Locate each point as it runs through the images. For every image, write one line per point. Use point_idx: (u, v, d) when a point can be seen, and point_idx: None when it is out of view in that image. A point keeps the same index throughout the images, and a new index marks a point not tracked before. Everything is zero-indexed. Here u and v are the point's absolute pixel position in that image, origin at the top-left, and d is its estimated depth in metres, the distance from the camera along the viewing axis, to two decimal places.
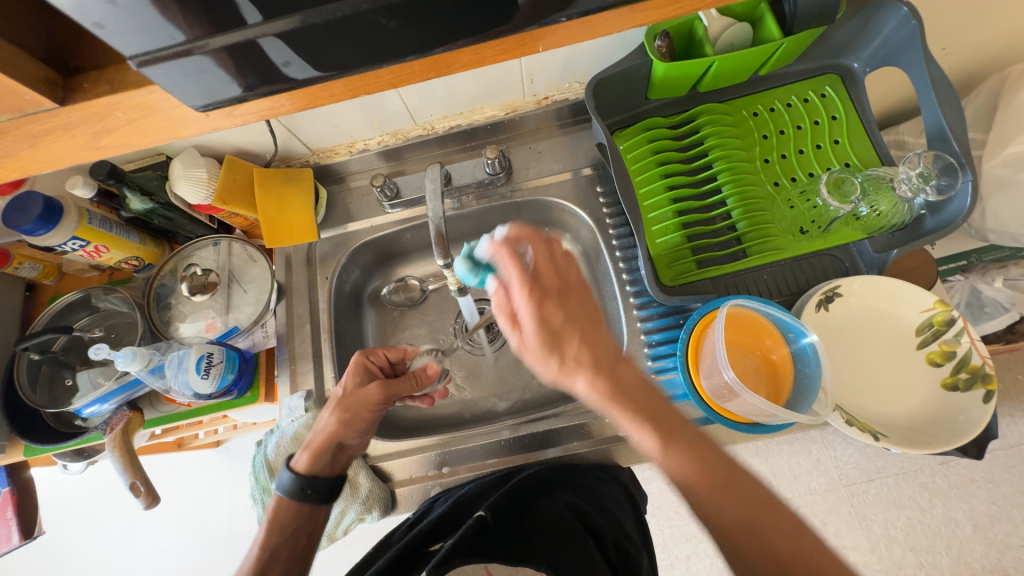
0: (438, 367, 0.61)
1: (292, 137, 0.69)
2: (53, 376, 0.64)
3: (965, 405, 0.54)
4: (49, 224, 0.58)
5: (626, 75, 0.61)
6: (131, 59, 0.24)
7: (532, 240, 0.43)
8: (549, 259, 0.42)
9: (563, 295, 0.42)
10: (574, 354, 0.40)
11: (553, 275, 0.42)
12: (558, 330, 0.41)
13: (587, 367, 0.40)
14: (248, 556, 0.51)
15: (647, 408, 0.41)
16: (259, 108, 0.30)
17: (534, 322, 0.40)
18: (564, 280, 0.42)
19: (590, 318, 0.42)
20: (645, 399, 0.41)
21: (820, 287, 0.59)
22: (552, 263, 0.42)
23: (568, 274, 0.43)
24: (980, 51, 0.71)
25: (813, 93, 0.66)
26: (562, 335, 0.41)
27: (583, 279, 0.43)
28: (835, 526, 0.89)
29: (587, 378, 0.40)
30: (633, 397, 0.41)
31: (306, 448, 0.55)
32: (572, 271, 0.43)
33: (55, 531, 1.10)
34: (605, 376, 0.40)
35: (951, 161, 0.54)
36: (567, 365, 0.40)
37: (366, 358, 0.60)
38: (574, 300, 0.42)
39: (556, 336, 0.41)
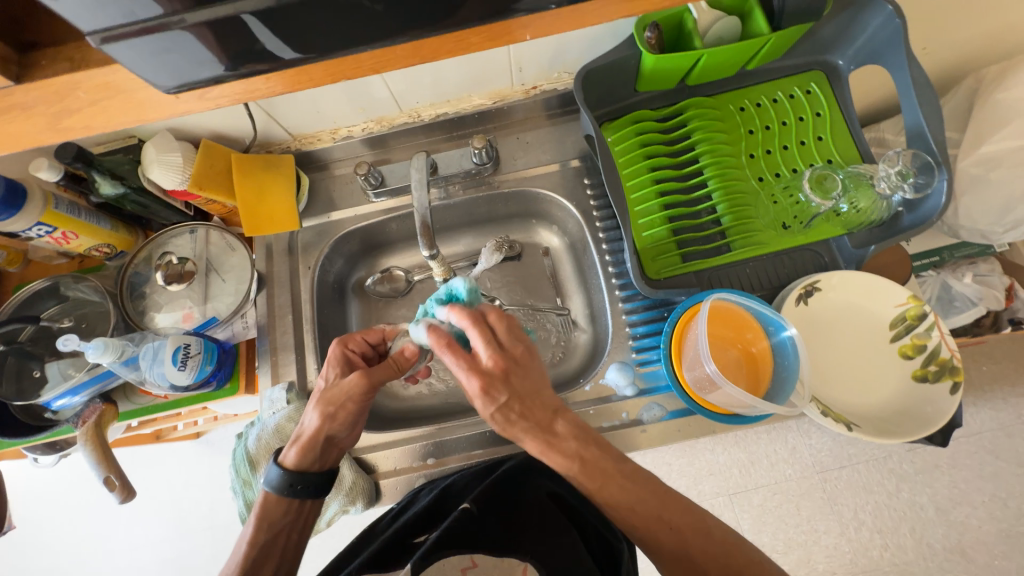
0: (416, 346, 0.56)
1: (272, 122, 0.67)
2: (19, 368, 0.61)
3: (933, 396, 0.56)
4: (12, 208, 0.55)
5: (615, 67, 0.61)
6: (92, 35, 0.23)
7: (474, 324, 0.45)
8: (489, 340, 0.44)
9: (509, 371, 0.44)
10: (516, 420, 0.44)
11: (499, 355, 0.44)
12: (504, 407, 0.43)
13: (527, 432, 0.44)
14: (235, 554, 0.51)
15: (584, 461, 0.43)
16: (234, 91, 0.29)
17: (478, 396, 0.43)
18: (508, 357, 0.44)
19: (529, 383, 0.44)
20: (583, 453, 0.43)
21: (800, 281, 0.60)
22: (497, 343, 0.45)
23: (511, 348, 0.45)
24: (959, 51, 0.73)
25: (799, 90, 0.67)
26: (506, 408, 0.43)
27: (528, 353, 0.46)
28: (808, 511, 0.93)
29: (529, 443, 0.44)
30: (572, 454, 0.43)
31: (292, 445, 0.54)
32: (515, 345, 0.45)
33: (27, 524, 1.07)
34: (545, 438, 0.43)
35: (928, 159, 0.55)
36: (508, 427, 0.44)
37: (344, 347, 0.58)
38: (517, 376, 0.44)
39: (499, 408, 0.43)
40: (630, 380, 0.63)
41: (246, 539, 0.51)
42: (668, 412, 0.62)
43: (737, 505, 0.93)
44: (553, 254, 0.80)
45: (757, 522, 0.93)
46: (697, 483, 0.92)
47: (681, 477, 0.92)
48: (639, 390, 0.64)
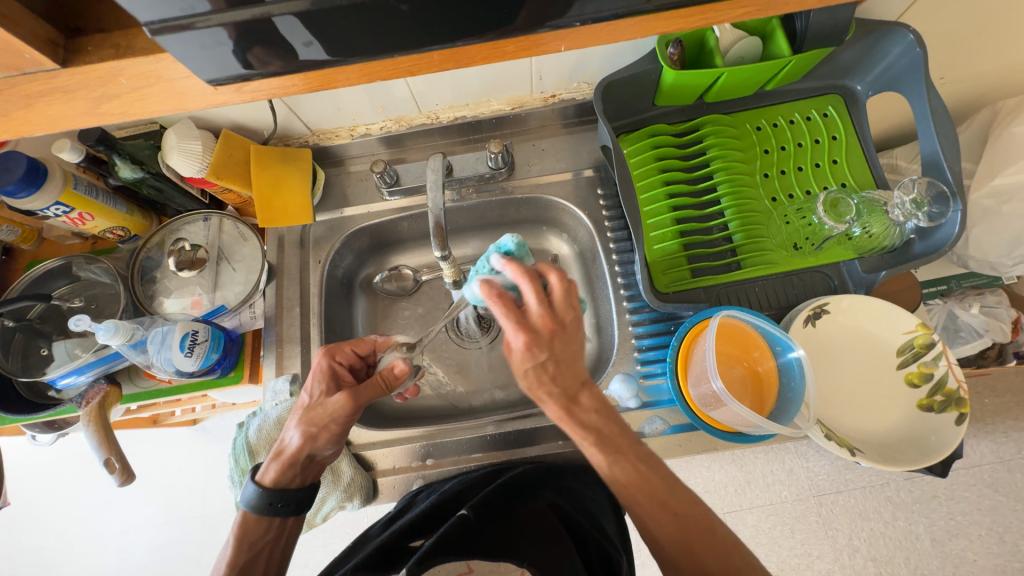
0: (407, 364, 0.56)
1: (292, 116, 0.68)
2: (27, 345, 0.62)
3: (938, 426, 0.55)
4: (32, 186, 0.56)
5: (635, 80, 0.61)
6: (147, 26, 0.23)
7: (529, 281, 0.44)
8: (542, 299, 0.44)
9: (554, 331, 0.44)
10: (546, 381, 0.44)
11: (548, 317, 0.44)
12: (539, 367, 0.43)
13: (552, 394, 0.44)
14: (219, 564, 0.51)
15: (598, 429, 0.44)
16: (268, 87, 0.29)
17: (521, 349, 0.43)
18: (557, 321, 0.44)
19: (567, 346, 0.44)
20: (606, 422, 0.44)
21: (809, 303, 0.60)
22: (549, 305, 0.44)
23: (563, 313, 0.45)
24: (977, 83, 0.73)
25: (816, 112, 0.67)
26: (541, 368, 0.43)
27: (577, 319, 0.45)
28: (802, 534, 0.92)
29: (553, 408, 0.44)
30: (590, 428, 0.44)
31: (273, 464, 0.53)
32: (568, 310, 0.45)
33: (20, 501, 1.07)
34: (568, 407, 0.44)
35: (944, 189, 0.56)
36: (537, 381, 0.44)
37: (332, 359, 0.58)
38: (560, 342, 0.44)
39: (539, 363, 0.43)
40: (635, 392, 0.63)
41: (224, 563, 0.51)
42: (670, 426, 0.62)
43: (731, 525, 0.93)
44: (562, 262, 0.80)
45: (750, 543, 0.92)
46: None
47: None
48: (641, 402, 0.64)
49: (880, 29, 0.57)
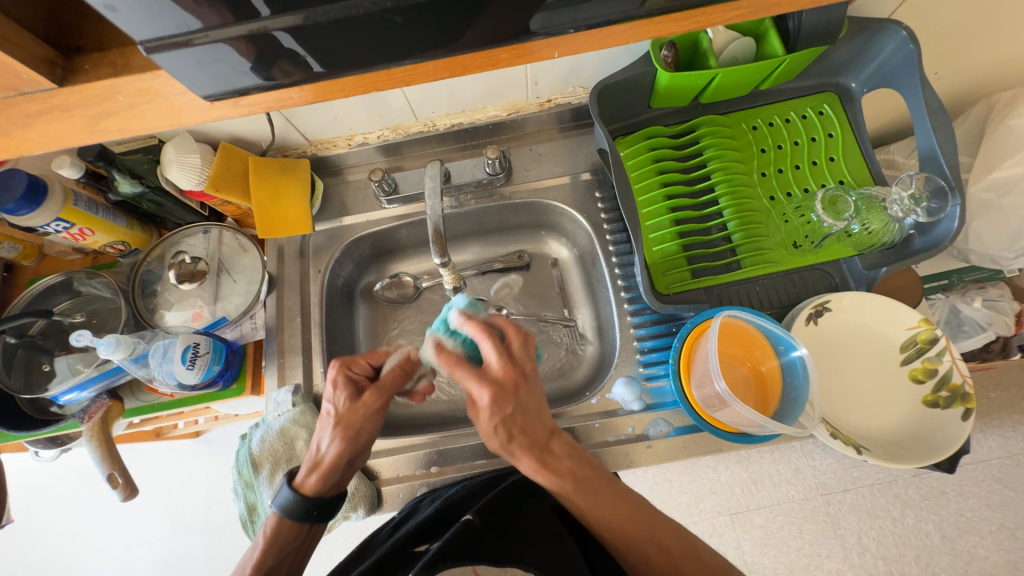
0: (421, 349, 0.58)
1: (290, 127, 0.68)
2: (29, 361, 0.62)
3: (944, 422, 0.55)
4: (33, 204, 0.56)
5: (630, 83, 0.61)
6: (144, 44, 0.23)
7: (484, 334, 0.45)
8: (503, 354, 0.45)
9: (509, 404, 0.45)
10: (513, 436, 0.46)
11: (511, 369, 0.45)
12: (508, 419, 0.45)
13: (527, 447, 0.46)
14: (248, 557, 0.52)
15: (575, 474, 0.46)
16: (266, 99, 0.29)
17: (488, 404, 0.44)
18: (519, 371, 0.46)
19: (530, 410, 0.46)
20: (576, 466, 0.47)
21: (810, 300, 0.60)
22: (511, 358, 0.46)
23: (519, 363, 0.47)
24: (972, 77, 0.73)
25: (812, 110, 0.67)
26: (510, 420, 0.45)
27: (536, 371, 0.47)
28: (811, 533, 0.91)
29: (525, 460, 0.46)
30: (564, 471, 0.46)
31: (308, 481, 0.53)
32: (524, 360, 0.47)
33: (24, 518, 1.06)
34: (540, 456, 0.46)
35: (941, 184, 0.56)
36: (510, 443, 0.46)
37: (379, 388, 0.55)
38: (523, 391, 0.46)
39: (496, 425, 0.45)
40: (637, 395, 0.63)
41: (252, 564, 0.51)
42: (674, 428, 0.62)
43: (738, 526, 0.92)
44: (561, 266, 0.81)
45: (758, 544, 0.92)
46: (698, 500, 0.92)
47: (683, 494, 0.92)
48: (645, 405, 0.63)
49: (873, 26, 0.57)
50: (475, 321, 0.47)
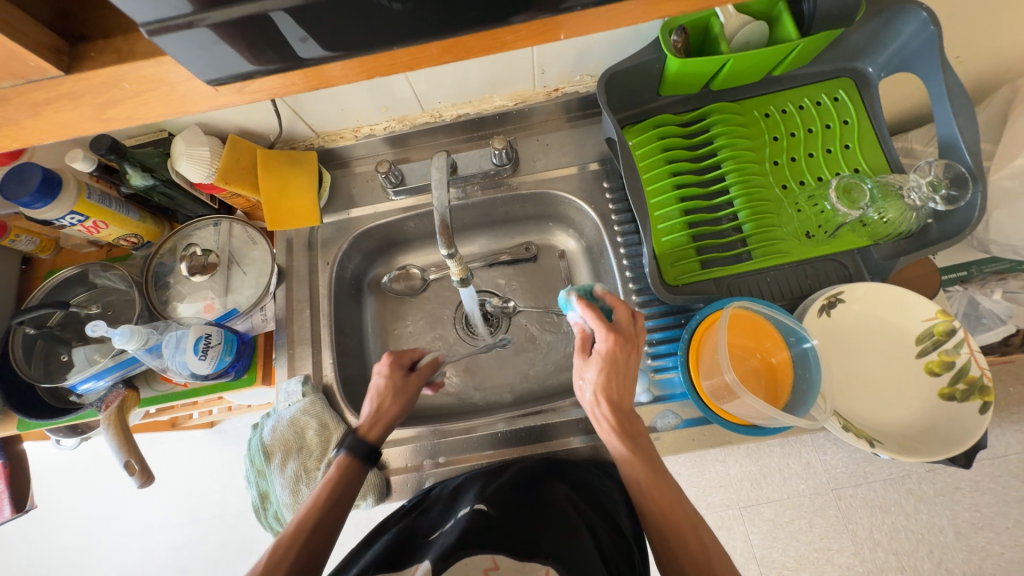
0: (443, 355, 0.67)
1: (297, 119, 0.68)
2: (48, 351, 0.63)
3: (961, 415, 0.54)
4: (47, 197, 0.57)
5: (639, 70, 0.60)
6: (145, 26, 0.24)
7: (621, 303, 0.55)
8: (628, 319, 0.55)
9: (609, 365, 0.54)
10: (611, 385, 0.52)
11: (630, 331, 0.54)
12: (616, 368, 0.52)
13: (616, 398, 0.52)
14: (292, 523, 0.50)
15: (645, 447, 0.52)
16: (269, 86, 0.29)
17: (608, 343, 0.52)
18: (632, 338, 0.54)
19: (629, 374, 0.53)
20: (646, 443, 0.52)
21: (824, 292, 0.58)
22: (632, 323, 0.55)
23: (631, 330, 0.55)
24: (997, 60, 0.71)
25: (826, 96, 0.65)
26: (616, 369, 0.52)
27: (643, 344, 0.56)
28: (821, 528, 0.90)
29: (610, 412, 0.52)
30: (637, 443, 0.52)
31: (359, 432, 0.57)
32: (637, 331, 0.55)
33: (46, 505, 1.10)
34: (622, 417, 0.53)
35: (962, 171, 0.54)
36: (603, 392, 0.52)
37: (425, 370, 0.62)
38: (634, 353, 0.54)
39: (604, 370, 0.52)
40: (645, 386, 0.62)
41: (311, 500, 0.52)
42: (682, 420, 0.62)
43: (747, 520, 0.92)
44: (569, 257, 0.80)
45: (767, 538, 0.91)
46: (706, 494, 0.92)
47: (691, 487, 0.92)
48: (653, 397, 0.63)
49: (892, 8, 0.55)
50: (615, 296, 0.57)
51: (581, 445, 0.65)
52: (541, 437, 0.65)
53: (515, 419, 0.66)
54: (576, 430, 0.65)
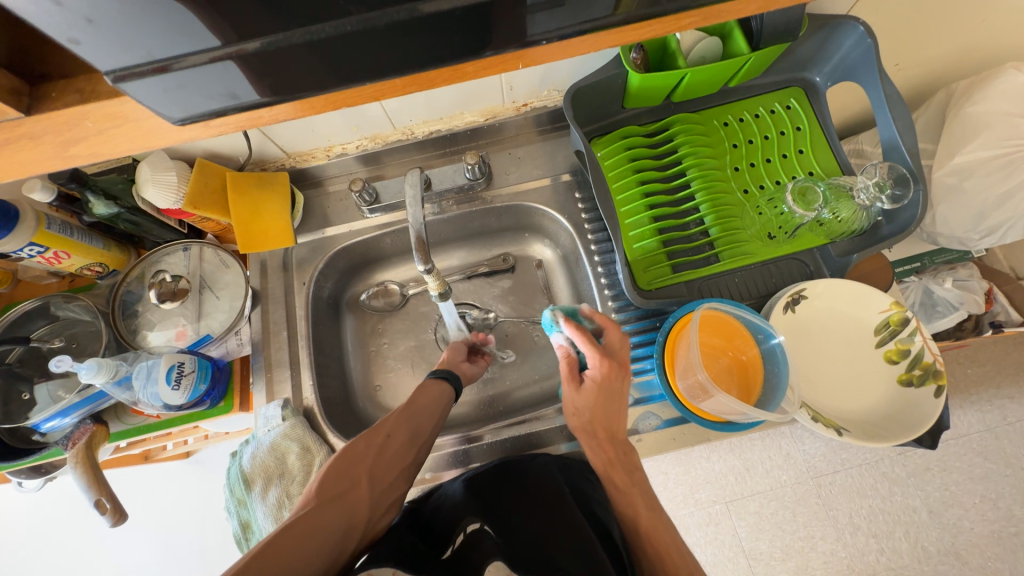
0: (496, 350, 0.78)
1: (267, 141, 0.68)
2: (7, 391, 0.60)
3: (918, 399, 0.57)
4: (3, 229, 0.55)
5: (603, 85, 0.62)
6: (110, 73, 0.24)
7: (610, 325, 0.58)
8: (617, 339, 0.58)
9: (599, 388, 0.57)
10: (603, 412, 0.56)
11: (620, 353, 0.57)
12: (610, 393, 0.56)
13: (609, 422, 0.56)
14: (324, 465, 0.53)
15: (637, 481, 0.55)
16: (237, 120, 0.30)
17: (603, 372, 0.55)
18: (621, 358, 0.57)
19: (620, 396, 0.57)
20: (638, 479, 0.56)
21: (787, 290, 0.61)
22: (621, 343, 0.58)
23: (620, 352, 0.58)
24: (931, 67, 0.76)
25: (779, 105, 0.69)
26: (611, 393, 0.56)
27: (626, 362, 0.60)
28: (804, 517, 0.93)
29: (603, 447, 0.56)
30: (633, 480, 0.55)
31: (439, 367, 0.68)
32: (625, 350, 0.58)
33: (9, 554, 1.03)
34: (616, 453, 0.56)
35: (904, 172, 0.58)
36: (598, 416, 0.56)
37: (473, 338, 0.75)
38: (625, 375, 0.57)
39: (600, 395, 0.55)
40: None
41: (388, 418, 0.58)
42: (663, 421, 0.63)
43: (733, 514, 0.94)
44: (546, 266, 0.82)
45: (754, 530, 0.94)
46: (693, 491, 0.94)
47: (678, 486, 0.94)
48: (633, 399, 0.64)
49: (832, 23, 0.59)
50: (602, 316, 0.59)
51: (567, 452, 0.65)
52: (527, 447, 0.65)
53: (500, 430, 0.67)
54: (562, 438, 0.66)
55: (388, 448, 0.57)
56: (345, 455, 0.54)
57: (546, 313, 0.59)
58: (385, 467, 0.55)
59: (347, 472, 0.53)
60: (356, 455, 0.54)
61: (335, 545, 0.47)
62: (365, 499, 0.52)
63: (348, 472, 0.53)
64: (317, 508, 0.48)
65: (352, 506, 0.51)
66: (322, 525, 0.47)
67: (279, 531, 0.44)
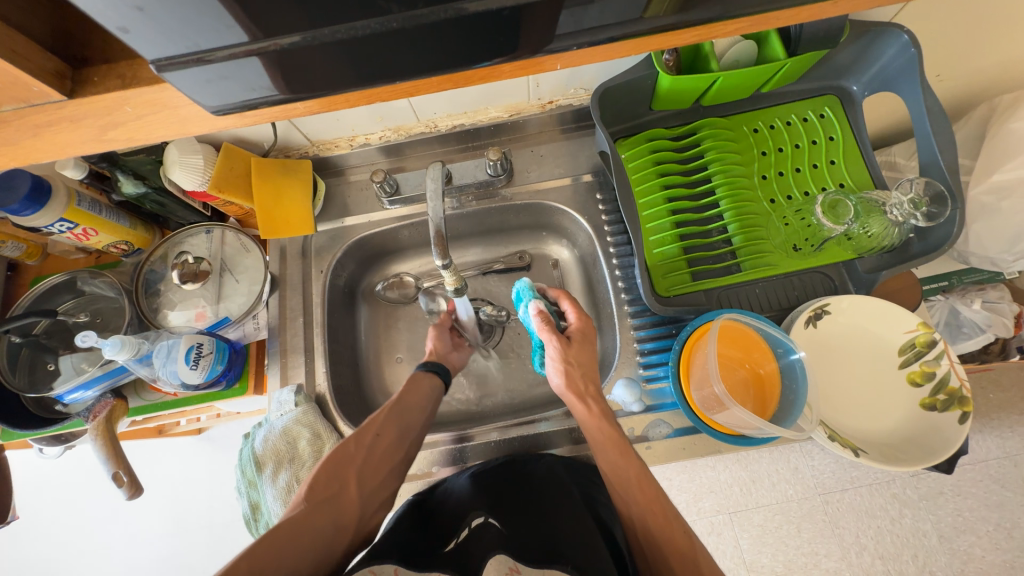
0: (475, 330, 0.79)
1: (292, 129, 0.68)
2: (34, 360, 0.62)
3: (941, 424, 0.55)
4: (36, 204, 0.56)
5: (632, 85, 0.61)
6: (154, 62, 0.24)
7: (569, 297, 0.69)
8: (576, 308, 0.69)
9: (576, 342, 0.62)
10: (587, 369, 0.61)
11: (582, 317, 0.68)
12: (588, 346, 0.63)
13: (594, 377, 0.61)
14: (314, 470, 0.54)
15: (639, 480, 0.53)
16: (271, 111, 0.30)
17: (581, 321, 0.64)
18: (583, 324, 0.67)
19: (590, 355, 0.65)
20: (639, 477, 0.53)
21: (810, 304, 0.60)
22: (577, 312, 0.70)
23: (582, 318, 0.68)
24: (975, 79, 0.73)
25: (813, 113, 0.67)
26: (589, 345, 0.63)
27: None
28: (809, 533, 0.92)
29: (605, 456, 0.55)
30: (634, 478, 0.53)
31: (428, 360, 0.68)
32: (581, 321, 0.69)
33: (27, 515, 1.07)
34: (616, 456, 0.54)
35: (941, 189, 0.56)
36: (586, 370, 0.60)
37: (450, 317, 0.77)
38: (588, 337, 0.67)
39: (582, 345, 0.62)
40: (637, 397, 0.63)
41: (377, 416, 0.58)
42: (673, 430, 0.63)
43: (737, 525, 0.93)
44: (562, 267, 0.81)
45: (756, 542, 0.93)
46: (697, 500, 0.93)
47: (682, 493, 0.93)
48: (645, 406, 0.64)
49: (875, 30, 0.57)
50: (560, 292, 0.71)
51: (574, 454, 0.65)
52: (534, 447, 0.65)
53: (508, 429, 0.67)
54: (570, 441, 0.65)
55: (378, 447, 0.57)
56: (334, 456, 0.54)
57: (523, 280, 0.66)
58: (374, 468, 0.56)
59: (337, 473, 0.53)
60: (345, 457, 0.55)
61: (324, 544, 0.49)
62: (355, 501, 0.53)
63: (337, 474, 0.53)
64: (308, 510, 0.50)
65: (343, 509, 0.52)
66: (310, 527, 0.49)
67: (268, 534, 0.46)
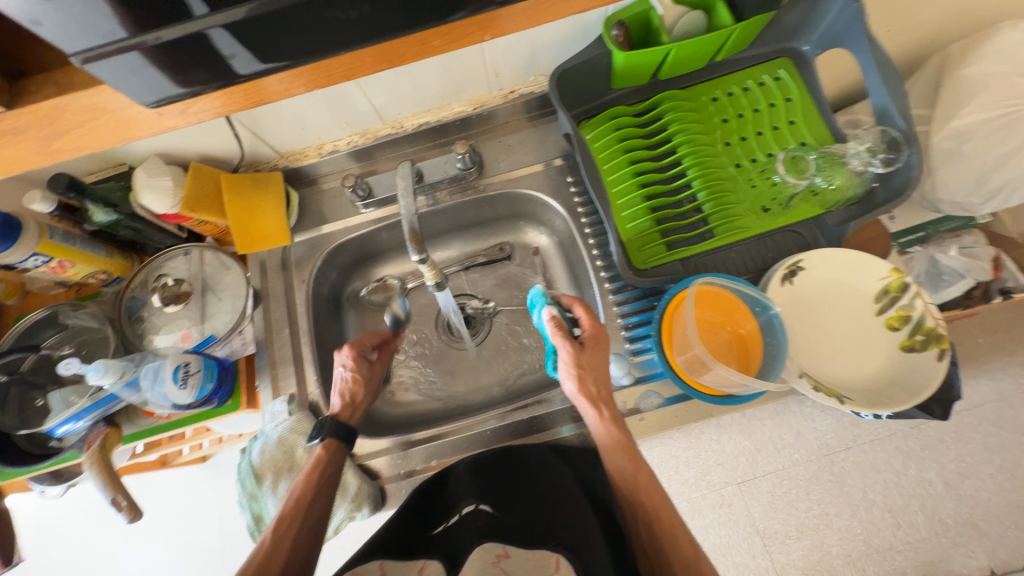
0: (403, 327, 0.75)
1: (258, 141, 0.69)
2: (22, 399, 0.61)
3: (922, 364, 0.56)
4: (8, 240, 0.56)
5: (587, 66, 0.63)
6: (79, 59, 0.31)
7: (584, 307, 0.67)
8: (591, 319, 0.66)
9: (589, 348, 0.60)
10: (600, 384, 0.59)
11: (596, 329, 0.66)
12: (603, 357, 0.61)
13: (608, 393, 0.59)
14: None
15: (646, 485, 0.53)
16: (209, 105, 0.39)
17: (597, 328, 0.62)
18: None
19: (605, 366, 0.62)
20: (648, 482, 0.53)
21: (784, 262, 0.61)
22: None
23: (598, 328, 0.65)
24: (925, 30, 0.75)
25: (768, 76, 0.69)
26: (603, 356, 0.61)
27: None
28: (820, 496, 0.89)
29: (615, 461, 0.55)
30: (639, 476, 0.54)
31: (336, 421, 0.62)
32: None
33: (36, 561, 1.06)
34: (624, 459, 0.55)
35: (895, 135, 0.58)
36: (598, 386, 0.58)
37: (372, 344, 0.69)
38: None
39: (598, 355, 0.60)
40: (627, 369, 0.64)
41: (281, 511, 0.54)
42: (665, 399, 0.64)
43: (748, 495, 0.89)
44: (543, 253, 0.82)
45: (769, 511, 0.89)
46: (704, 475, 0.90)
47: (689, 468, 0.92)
48: (635, 378, 0.65)
49: None
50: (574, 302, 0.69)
51: (572, 435, 0.65)
52: (530, 431, 0.66)
53: (505, 415, 0.67)
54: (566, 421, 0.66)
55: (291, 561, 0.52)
56: None
57: (536, 288, 0.66)
58: None
59: None
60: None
61: None
62: None
63: None
64: None
65: None
66: None
67: None
